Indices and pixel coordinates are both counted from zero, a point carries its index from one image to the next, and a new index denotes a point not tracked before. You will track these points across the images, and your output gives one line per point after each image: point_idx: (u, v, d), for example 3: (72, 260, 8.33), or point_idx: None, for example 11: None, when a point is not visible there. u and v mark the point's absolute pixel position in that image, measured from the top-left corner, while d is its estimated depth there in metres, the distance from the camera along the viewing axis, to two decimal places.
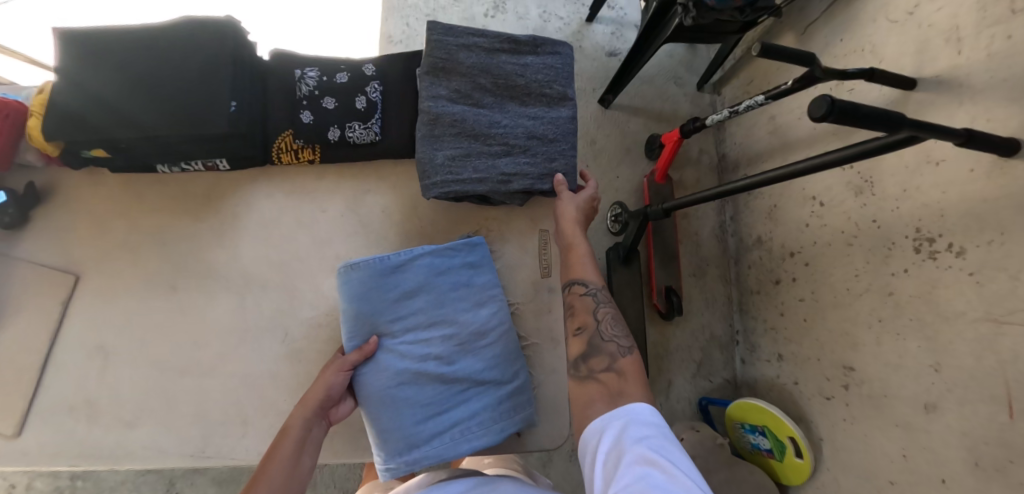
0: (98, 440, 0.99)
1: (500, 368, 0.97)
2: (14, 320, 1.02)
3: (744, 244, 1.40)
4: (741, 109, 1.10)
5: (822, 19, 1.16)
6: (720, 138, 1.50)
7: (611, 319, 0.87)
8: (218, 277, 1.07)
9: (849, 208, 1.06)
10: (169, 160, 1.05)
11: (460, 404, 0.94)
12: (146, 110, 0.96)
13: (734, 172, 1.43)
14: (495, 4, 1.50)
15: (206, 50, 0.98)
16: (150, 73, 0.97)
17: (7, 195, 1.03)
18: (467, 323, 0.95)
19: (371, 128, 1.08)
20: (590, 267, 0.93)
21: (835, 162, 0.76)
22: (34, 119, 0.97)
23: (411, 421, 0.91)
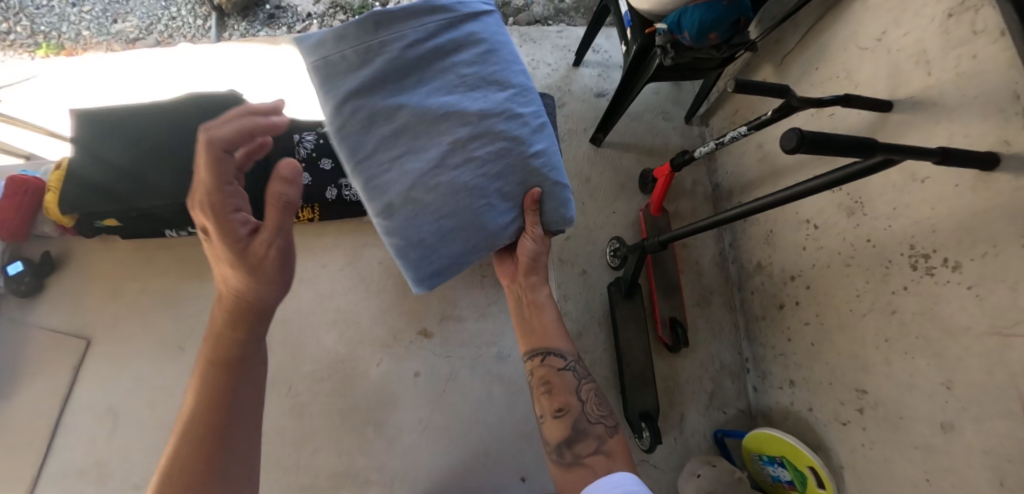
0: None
1: (361, 112, 0.77)
2: (29, 386, 1.04)
3: (745, 270, 1.41)
4: (726, 140, 1.14)
5: (797, 50, 1.21)
6: (712, 168, 1.53)
7: (596, 396, 0.87)
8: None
9: (844, 229, 1.07)
10: (177, 226, 1.10)
11: (402, 63, 0.79)
12: (155, 181, 1.01)
13: (729, 200, 1.45)
14: None
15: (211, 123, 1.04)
16: (160, 145, 1.03)
17: (25, 264, 1.08)
18: (423, 177, 0.77)
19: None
20: (563, 336, 0.91)
21: (821, 187, 0.78)
22: (51, 193, 1.03)
23: (467, 59, 0.82)
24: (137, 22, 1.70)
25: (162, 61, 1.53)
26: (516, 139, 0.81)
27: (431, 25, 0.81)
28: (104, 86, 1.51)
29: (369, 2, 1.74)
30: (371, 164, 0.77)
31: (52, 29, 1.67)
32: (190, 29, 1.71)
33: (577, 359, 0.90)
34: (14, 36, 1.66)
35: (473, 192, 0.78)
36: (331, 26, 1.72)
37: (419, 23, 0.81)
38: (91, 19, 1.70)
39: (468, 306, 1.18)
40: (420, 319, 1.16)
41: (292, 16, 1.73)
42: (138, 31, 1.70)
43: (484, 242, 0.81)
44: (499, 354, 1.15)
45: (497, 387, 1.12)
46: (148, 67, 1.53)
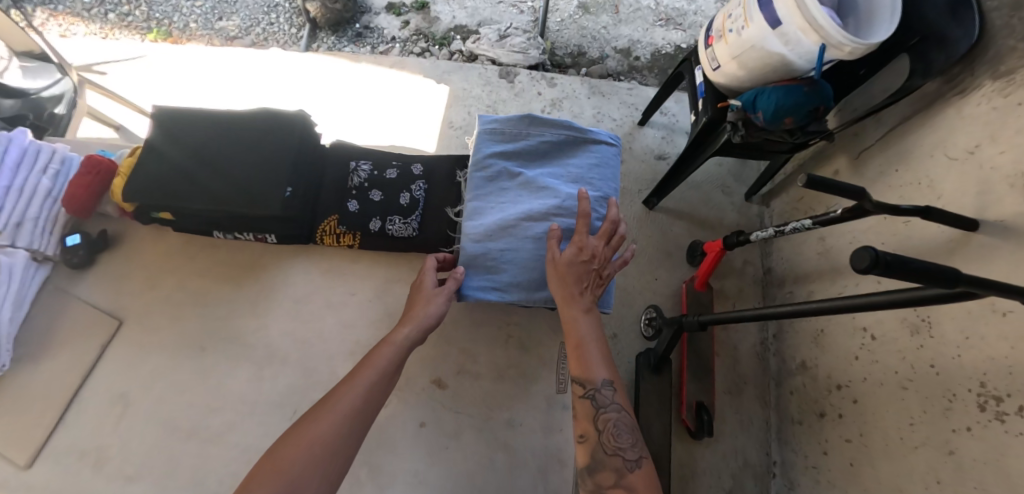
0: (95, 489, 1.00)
1: (493, 169, 1.07)
2: (55, 356, 1.09)
3: (787, 367, 1.31)
4: (787, 230, 1.08)
5: (877, 146, 1.15)
6: (766, 250, 1.45)
7: (616, 425, 0.83)
8: (242, 340, 1.13)
9: (904, 348, 0.98)
10: (229, 227, 1.12)
11: (538, 152, 1.09)
12: (214, 185, 1.04)
13: (780, 287, 1.38)
14: (552, 102, 1.60)
15: (276, 139, 1.07)
16: (226, 152, 1.06)
17: (82, 238, 1.14)
18: (510, 219, 1.02)
19: (412, 224, 1.15)
20: (598, 361, 0.87)
21: (869, 305, 0.74)
22: (120, 178, 1.09)
23: (584, 162, 1.08)
24: (239, 22, 1.84)
25: (252, 61, 1.64)
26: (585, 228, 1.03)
27: (561, 134, 1.09)
28: (196, 74, 1.63)
29: (450, 35, 1.82)
30: (481, 197, 1.06)
31: (165, 17, 1.84)
32: (284, 35, 1.83)
33: (604, 383, 0.85)
34: (132, 19, 1.83)
35: (538, 243, 1.01)
36: (410, 51, 1.80)
37: (558, 129, 1.10)
38: (201, 13, 1.85)
39: (483, 361, 1.15)
40: (438, 359, 1.15)
41: (377, 37, 1.82)
42: (238, 31, 1.83)
43: (529, 277, 1.01)
44: (509, 420, 1.10)
45: (499, 453, 1.07)
46: (237, 66, 1.64)
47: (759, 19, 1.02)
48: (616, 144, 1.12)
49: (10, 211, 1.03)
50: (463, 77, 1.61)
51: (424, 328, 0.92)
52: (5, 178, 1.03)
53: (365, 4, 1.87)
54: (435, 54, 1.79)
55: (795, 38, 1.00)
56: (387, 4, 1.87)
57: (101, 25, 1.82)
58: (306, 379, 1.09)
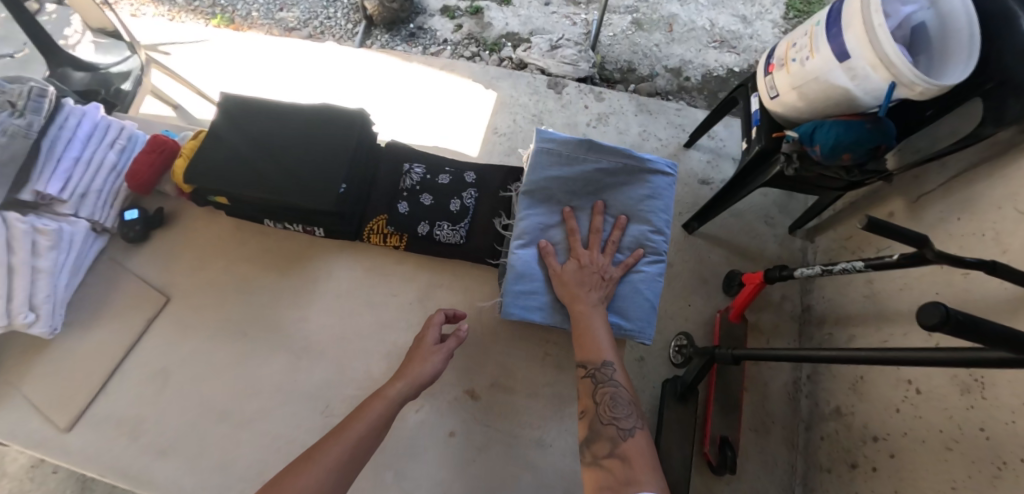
0: (127, 461, 1.00)
1: (545, 193, 1.04)
2: (104, 324, 1.10)
3: (819, 411, 1.26)
4: (835, 270, 1.04)
5: (938, 191, 1.10)
6: (807, 288, 1.41)
7: (614, 398, 0.83)
8: (283, 328, 1.13)
9: (952, 407, 0.93)
10: (281, 217, 1.14)
11: (592, 179, 1.04)
12: (269, 178, 1.05)
13: (818, 327, 1.33)
14: (598, 116, 1.58)
15: (335, 137, 1.09)
16: (285, 146, 1.08)
17: (139, 213, 1.17)
18: (556, 244, 1.02)
19: (460, 231, 1.16)
20: (602, 343, 0.89)
21: (912, 359, 0.69)
22: (181, 162, 1.12)
23: (637, 195, 1.05)
24: (298, 14, 1.89)
25: (309, 52, 1.69)
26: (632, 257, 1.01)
27: (618, 163, 1.04)
28: (254, 62, 1.68)
29: (501, 41, 1.83)
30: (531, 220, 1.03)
31: (229, 5, 1.90)
32: (340, 30, 1.86)
33: (604, 363, 0.87)
34: (198, 3, 1.90)
35: None
36: (461, 55, 1.81)
37: (616, 158, 1.05)
38: (263, 3, 1.91)
39: (521, 379, 1.11)
40: (471, 365, 1.11)
41: (429, 38, 1.85)
42: (297, 22, 1.88)
43: None
44: (539, 440, 1.05)
45: (526, 473, 1.02)
46: (294, 56, 1.68)
47: (826, 50, 0.99)
48: (674, 175, 1.07)
49: (77, 182, 1.05)
50: (511, 84, 1.62)
51: (418, 384, 0.90)
52: (76, 148, 1.05)
53: (421, 5, 1.90)
54: (485, 59, 1.80)
55: (863, 74, 0.96)
56: (442, 6, 1.90)
57: (169, 7, 1.89)
58: (340, 375, 1.09)
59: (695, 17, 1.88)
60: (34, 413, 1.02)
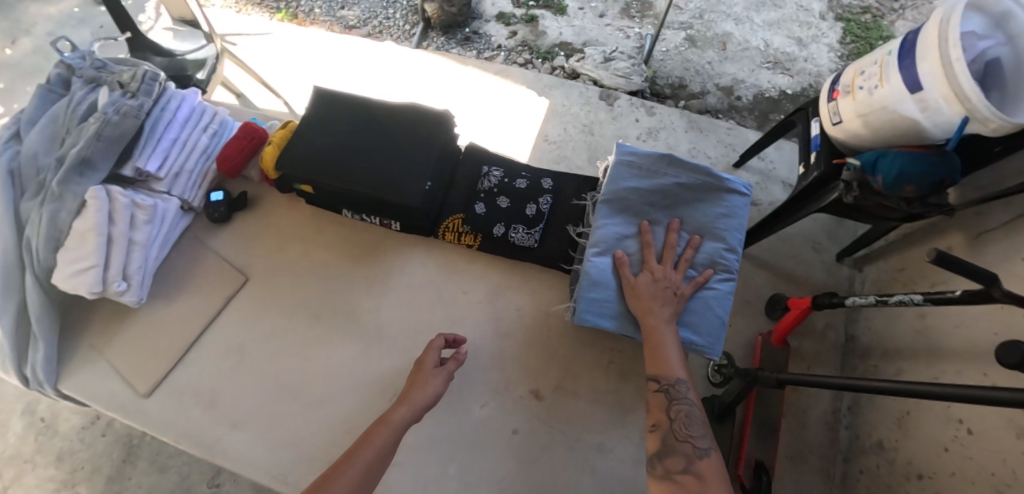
0: (199, 431, 1.00)
1: (624, 204, 1.07)
2: (186, 294, 1.12)
3: (860, 444, 1.24)
4: (891, 301, 1.02)
5: (1001, 229, 1.07)
6: (853, 317, 1.39)
7: (689, 416, 0.84)
8: (357, 317, 1.13)
9: (1007, 449, 0.89)
10: (363, 207, 1.15)
11: (670, 193, 1.07)
12: (358, 169, 1.05)
13: (862, 359, 1.31)
14: (649, 130, 1.59)
15: (422, 134, 1.09)
16: (373, 140, 1.08)
17: (224, 195, 1.18)
18: (630, 254, 1.03)
19: (535, 234, 1.14)
20: (675, 361, 0.89)
21: (929, 393, 0.73)
22: (271, 147, 1.13)
23: (714, 212, 1.05)
24: (359, 13, 1.95)
25: (368, 51, 1.74)
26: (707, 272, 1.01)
27: (696, 179, 1.06)
28: (317, 57, 1.74)
29: (554, 50, 1.85)
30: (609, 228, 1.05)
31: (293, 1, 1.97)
32: (398, 30, 1.91)
33: (678, 380, 0.87)
34: None
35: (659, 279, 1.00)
36: (514, 61, 1.84)
37: (694, 174, 1.07)
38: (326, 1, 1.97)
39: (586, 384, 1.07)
40: (533, 367, 1.08)
41: (484, 43, 1.88)
42: (357, 21, 1.93)
43: None
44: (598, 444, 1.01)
45: (586, 476, 0.99)
46: (354, 54, 1.74)
47: (897, 80, 0.99)
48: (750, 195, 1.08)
49: (172, 162, 1.10)
50: (563, 93, 1.64)
51: (417, 409, 0.89)
52: (173, 130, 1.10)
53: (477, 11, 1.94)
54: (537, 66, 1.82)
55: (935, 105, 0.95)
56: (498, 13, 1.93)
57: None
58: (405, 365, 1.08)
59: (750, 37, 1.87)
60: (116, 377, 1.04)
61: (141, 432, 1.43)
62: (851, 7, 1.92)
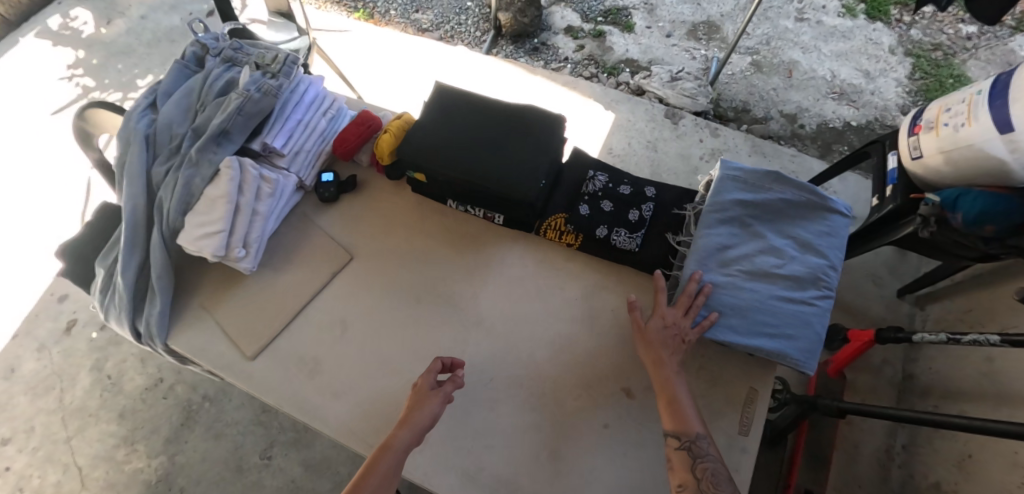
0: (306, 402, 0.74)
1: (720, 218, 0.77)
2: None
3: (913, 484, 1.21)
4: (963, 339, 1.02)
5: None
6: (911, 356, 1.38)
7: (718, 478, 0.61)
8: (467, 296, 0.82)
9: None
10: (462, 198, 0.85)
11: (771, 208, 0.77)
12: (475, 160, 0.79)
13: (920, 398, 1.29)
14: (712, 151, 1.61)
15: (546, 129, 0.83)
16: (488, 130, 0.83)
17: (333, 176, 0.88)
18: (722, 274, 0.74)
19: (638, 238, 0.81)
20: (692, 410, 0.65)
21: (1004, 431, 0.74)
22: (387, 136, 0.84)
23: (814, 230, 0.76)
24: (432, 17, 2.02)
25: (441, 54, 1.81)
26: (815, 297, 0.73)
27: (800, 196, 0.77)
28: (392, 57, 1.82)
29: (620, 66, 1.89)
30: (703, 249, 0.75)
31: (371, 2, 2.06)
32: (469, 36, 1.98)
33: (699, 434, 0.64)
34: None
35: (759, 310, 0.72)
36: (580, 74, 1.88)
37: (796, 188, 0.78)
38: (401, 3, 2.06)
39: None
40: (626, 354, 0.76)
41: (552, 55, 1.93)
42: (430, 24, 2.01)
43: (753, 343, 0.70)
44: None
45: None
46: (427, 56, 1.81)
47: (986, 118, 0.99)
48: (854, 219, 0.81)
49: (294, 143, 0.86)
50: (629, 108, 1.68)
51: (417, 432, 0.65)
52: (300, 111, 0.87)
53: (547, 23, 2.00)
54: (602, 80, 1.86)
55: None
56: (567, 26, 1.98)
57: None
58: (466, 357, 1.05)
59: (817, 66, 1.87)
60: (224, 336, 0.79)
61: (202, 398, 1.50)
62: (922, 43, 1.89)
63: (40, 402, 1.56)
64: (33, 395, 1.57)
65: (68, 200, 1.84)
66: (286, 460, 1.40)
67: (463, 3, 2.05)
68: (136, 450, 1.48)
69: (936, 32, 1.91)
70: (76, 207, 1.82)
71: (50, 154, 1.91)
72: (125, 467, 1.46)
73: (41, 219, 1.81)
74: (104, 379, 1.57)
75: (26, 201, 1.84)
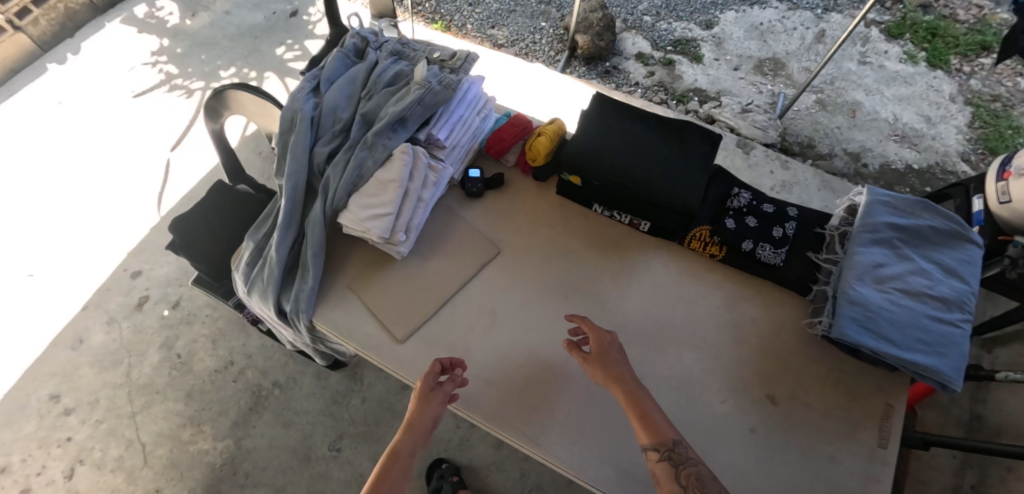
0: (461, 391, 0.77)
1: (872, 237, 0.79)
2: None
3: None
4: None
5: None
6: (979, 397, 1.39)
7: (702, 478, 0.62)
8: (607, 300, 0.84)
9: None
10: (611, 202, 0.89)
11: (920, 233, 0.80)
12: (640, 165, 0.82)
13: (991, 439, 1.30)
14: (783, 183, 1.65)
15: (706, 141, 0.85)
16: (649, 137, 0.85)
17: (481, 173, 0.92)
18: (877, 289, 0.75)
19: (783, 253, 0.83)
20: (661, 417, 0.67)
21: None
22: (544, 138, 0.89)
23: (956, 256, 0.78)
24: (507, 34, 2.10)
25: (520, 69, 1.88)
26: (963, 320, 0.74)
27: (946, 224, 0.80)
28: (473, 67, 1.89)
29: (689, 94, 1.95)
30: (859, 264, 0.77)
31: (449, 15, 2.15)
32: (543, 55, 2.06)
33: (676, 439, 0.65)
34: (422, 9, 2.17)
35: (914, 327, 0.73)
36: (650, 99, 1.94)
37: (942, 217, 0.80)
38: (478, 18, 2.14)
39: None
40: (767, 364, 0.79)
41: (623, 78, 2.00)
42: (505, 40, 2.08)
43: (910, 358, 0.71)
44: None
45: None
46: (506, 69, 1.87)
47: None
48: None
49: (455, 137, 0.90)
50: None
51: (421, 435, 0.70)
52: (464, 107, 0.91)
53: (618, 48, 2.07)
54: (671, 107, 1.92)
55: None
56: (637, 53, 2.06)
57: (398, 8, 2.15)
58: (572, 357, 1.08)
59: (880, 109, 1.94)
60: (373, 319, 0.82)
61: (272, 385, 1.52)
62: (981, 93, 1.95)
63: (106, 375, 1.57)
64: (100, 368, 1.58)
65: (145, 180, 1.88)
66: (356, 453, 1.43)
67: (538, 23, 2.13)
68: (202, 431, 1.49)
69: (995, 85, 1.97)
70: (153, 187, 1.87)
71: (131, 135, 1.97)
72: (190, 447, 1.47)
73: (118, 195, 1.86)
74: (173, 358, 1.59)
75: (104, 178, 1.89)
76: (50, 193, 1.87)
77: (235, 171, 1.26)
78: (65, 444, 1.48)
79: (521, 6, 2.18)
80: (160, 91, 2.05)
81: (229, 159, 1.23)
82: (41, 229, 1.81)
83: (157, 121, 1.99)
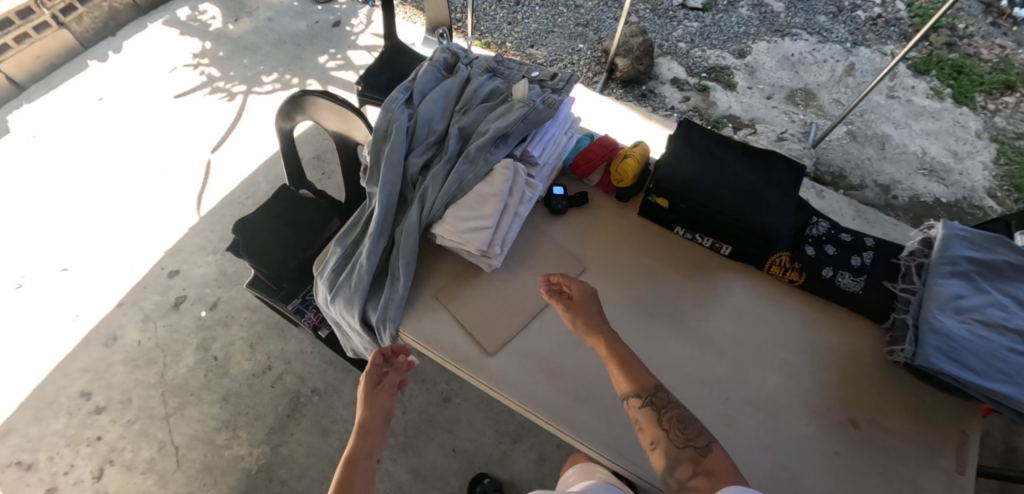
0: (552, 404, 0.78)
1: (950, 270, 0.82)
2: None
3: None
4: None
5: None
6: (1014, 429, 1.40)
7: (682, 417, 0.70)
8: (689, 319, 0.87)
9: None
10: (694, 225, 0.93)
11: (998, 267, 0.82)
12: (728, 190, 0.87)
13: None
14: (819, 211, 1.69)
15: (789, 169, 0.90)
16: (734, 164, 0.90)
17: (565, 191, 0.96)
18: (957, 320, 0.77)
19: (861, 281, 0.87)
20: (641, 366, 0.74)
21: None
22: (630, 159, 0.94)
23: None
24: (546, 53, 2.15)
25: None
26: None
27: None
28: None
29: (723, 120, 2.00)
30: (937, 294, 0.80)
31: (489, 33, 2.20)
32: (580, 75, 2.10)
33: (657, 386, 0.72)
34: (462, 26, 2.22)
35: (996, 357, 0.74)
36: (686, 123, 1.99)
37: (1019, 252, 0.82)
38: (517, 37, 2.20)
39: None
40: (848, 389, 0.82)
41: (659, 102, 2.04)
42: (544, 60, 2.13)
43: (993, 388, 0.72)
44: None
45: None
46: None
47: None
48: None
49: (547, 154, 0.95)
50: None
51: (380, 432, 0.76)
52: (555, 127, 0.97)
53: (654, 72, 2.13)
54: None
55: None
56: (673, 78, 2.11)
57: None
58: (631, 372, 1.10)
59: (908, 142, 1.99)
60: (462, 331, 0.83)
61: (310, 392, 1.52)
62: (1005, 131, 2.02)
63: (140, 375, 1.56)
64: (134, 367, 1.57)
65: (184, 181, 1.89)
66: (394, 464, 1.37)
67: (575, 45, 2.18)
68: (237, 436, 1.47)
69: (1019, 123, 2.03)
70: (193, 187, 1.87)
71: (171, 135, 1.98)
72: (225, 452, 1.45)
73: (156, 194, 1.86)
74: (209, 360, 1.58)
75: (143, 177, 1.90)
76: (87, 189, 1.87)
77: (296, 176, 1.27)
78: (95, 443, 1.46)
79: (559, 28, 2.23)
80: (200, 93, 2.07)
81: (293, 164, 1.25)
82: (77, 224, 1.80)
83: (197, 122, 2.01)
